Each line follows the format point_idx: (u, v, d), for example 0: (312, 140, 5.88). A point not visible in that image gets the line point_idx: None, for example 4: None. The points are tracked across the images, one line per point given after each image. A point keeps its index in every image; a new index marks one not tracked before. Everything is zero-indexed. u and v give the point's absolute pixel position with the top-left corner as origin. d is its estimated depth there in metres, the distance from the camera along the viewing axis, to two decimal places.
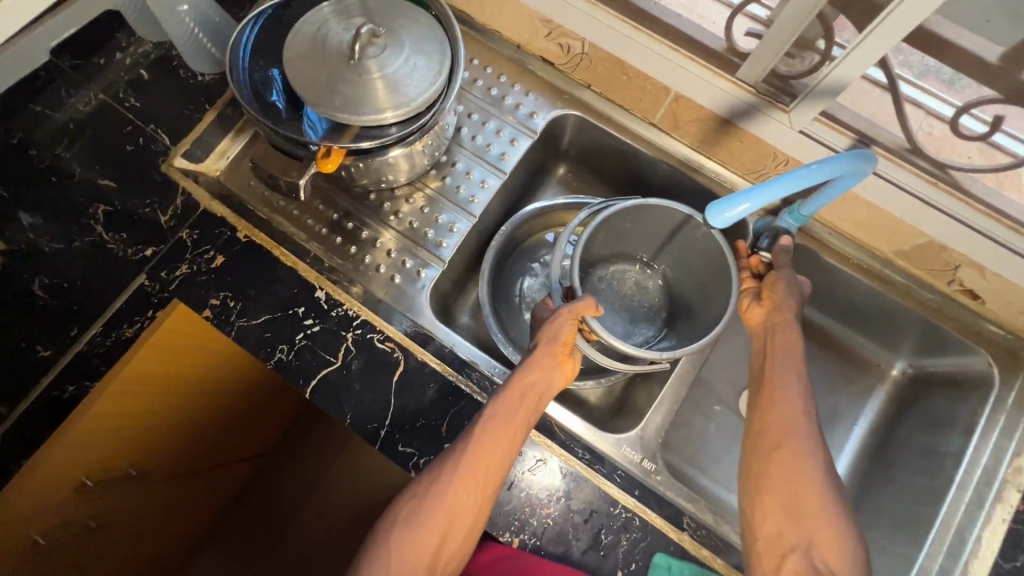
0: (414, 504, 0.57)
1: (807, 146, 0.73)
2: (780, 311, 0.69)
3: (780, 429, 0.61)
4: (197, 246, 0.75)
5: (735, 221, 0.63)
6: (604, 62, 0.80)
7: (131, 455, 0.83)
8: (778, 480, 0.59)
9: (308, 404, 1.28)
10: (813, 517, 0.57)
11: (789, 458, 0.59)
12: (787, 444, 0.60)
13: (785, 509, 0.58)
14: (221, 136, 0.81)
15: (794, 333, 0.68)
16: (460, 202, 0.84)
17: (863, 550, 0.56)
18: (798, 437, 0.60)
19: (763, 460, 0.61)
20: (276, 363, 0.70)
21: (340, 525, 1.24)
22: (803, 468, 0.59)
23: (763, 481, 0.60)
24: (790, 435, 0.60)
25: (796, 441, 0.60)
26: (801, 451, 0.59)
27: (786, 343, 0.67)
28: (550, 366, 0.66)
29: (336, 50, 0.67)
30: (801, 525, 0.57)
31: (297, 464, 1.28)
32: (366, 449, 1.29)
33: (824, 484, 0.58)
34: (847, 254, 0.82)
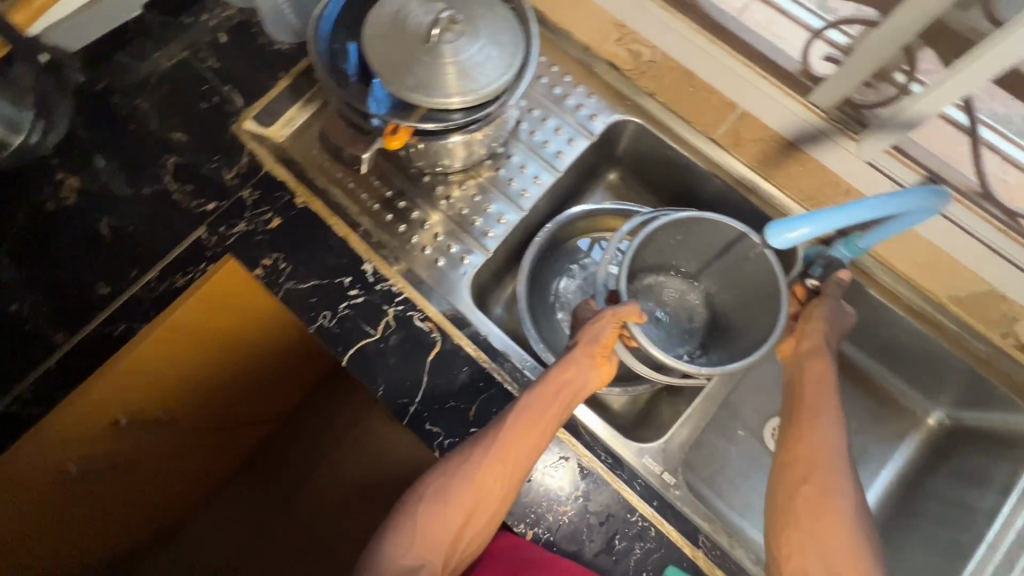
0: (442, 481, 0.58)
1: (871, 177, 0.72)
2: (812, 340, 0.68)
3: (808, 462, 0.58)
4: (257, 206, 0.78)
5: (793, 244, 0.62)
6: (672, 73, 0.83)
7: (164, 399, 0.87)
8: (806, 513, 0.56)
9: (331, 375, 1.31)
10: (841, 558, 0.54)
11: (817, 494, 0.57)
12: (816, 478, 0.58)
13: (810, 547, 0.55)
14: (290, 105, 0.83)
15: (828, 367, 0.66)
16: (511, 194, 0.85)
17: None
18: (829, 472, 0.58)
19: (789, 494, 0.58)
20: (318, 328, 0.72)
21: (347, 498, 1.25)
22: (832, 506, 0.56)
23: (789, 513, 0.57)
24: (820, 470, 0.58)
25: (826, 477, 0.57)
26: (831, 488, 0.57)
27: (819, 378, 0.65)
28: (587, 366, 0.66)
29: (414, 31, 0.69)
30: (826, 566, 0.54)
31: (313, 432, 1.30)
32: (379, 428, 1.30)
33: (855, 522, 0.56)
34: (898, 293, 0.79)
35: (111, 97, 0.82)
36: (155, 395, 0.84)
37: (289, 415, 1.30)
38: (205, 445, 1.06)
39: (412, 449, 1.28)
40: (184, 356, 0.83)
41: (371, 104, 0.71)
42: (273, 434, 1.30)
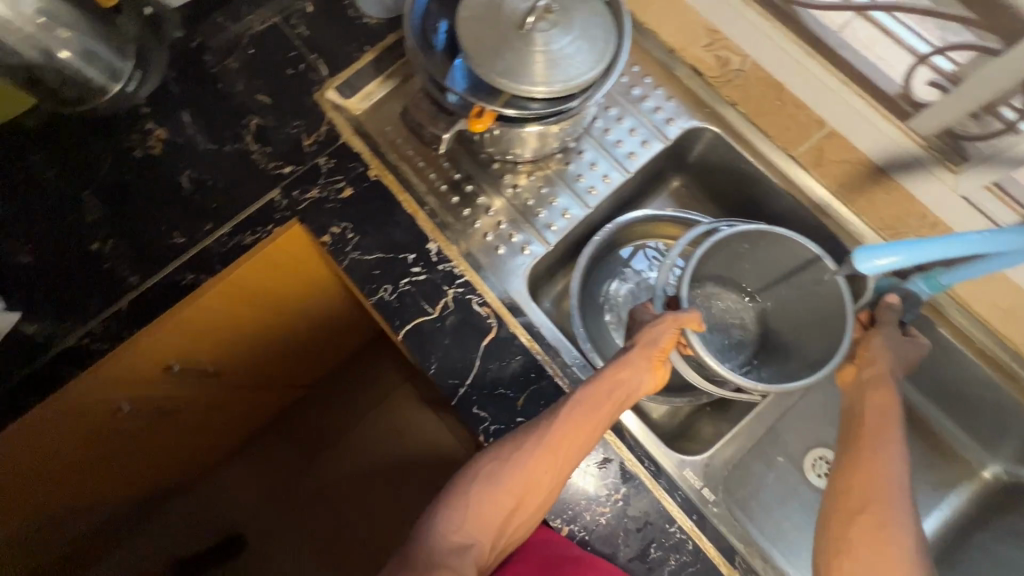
0: (491, 465, 0.58)
1: (964, 214, 0.69)
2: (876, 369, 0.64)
3: (865, 491, 0.54)
4: (331, 174, 0.79)
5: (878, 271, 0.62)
6: (761, 84, 0.80)
7: (217, 352, 0.89)
8: (863, 548, 0.52)
9: (367, 347, 1.33)
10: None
11: (874, 525, 0.53)
12: (872, 508, 0.53)
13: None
14: (371, 79, 0.84)
15: (892, 399, 0.61)
16: (578, 190, 0.85)
17: None
18: (889, 503, 0.53)
19: (842, 523, 0.54)
20: (378, 300, 0.74)
21: (369, 470, 1.29)
22: (891, 540, 0.52)
23: (843, 547, 0.54)
24: (879, 500, 0.54)
25: (885, 509, 0.53)
26: (890, 520, 0.53)
27: (881, 407, 0.61)
28: (643, 369, 0.66)
29: (509, 17, 0.69)
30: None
31: (343, 400, 1.33)
32: (405, 407, 1.32)
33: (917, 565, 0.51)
34: (972, 336, 0.76)
35: (205, 55, 0.85)
36: (209, 347, 0.87)
37: (323, 381, 1.33)
38: (245, 399, 1.09)
39: (434, 431, 1.30)
40: (244, 311, 0.86)
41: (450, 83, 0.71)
42: (305, 398, 1.32)
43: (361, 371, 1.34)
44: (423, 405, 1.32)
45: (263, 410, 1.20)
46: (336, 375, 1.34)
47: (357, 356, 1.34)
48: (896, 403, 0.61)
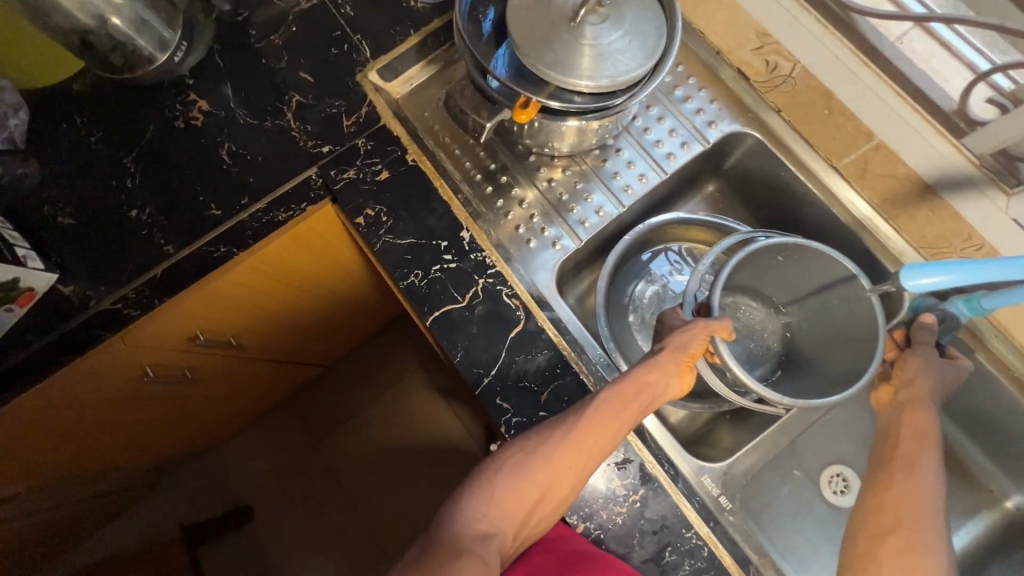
0: (513, 459, 0.58)
1: (1012, 237, 0.65)
2: (914, 391, 0.63)
3: (898, 512, 0.53)
4: (368, 156, 0.79)
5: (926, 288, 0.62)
6: (810, 92, 0.76)
7: (239, 326, 0.91)
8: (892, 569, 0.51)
9: (383, 330, 1.34)
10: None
11: (905, 547, 0.52)
12: (904, 530, 0.52)
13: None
14: (413, 63, 0.84)
15: (930, 419, 0.60)
16: (613, 187, 0.84)
17: None
18: (922, 525, 0.52)
19: (872, 542, 0.53)
20: (408, 285, 0.74)
21: (378, 451, 1.30)
22: (923, 562, 0.51)
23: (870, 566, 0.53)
24: (912, 522, 0.53)
25: (919, 531, 0.52)
26: (923, 542, 0.51)
27: (918, 429, 0.60)
28: (670, 372, 0.65)
29: (560, 8, 0.68)
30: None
31: (357, 381, 1.35)
32: (416, 393, 1.33)
33: None
34: (1008, 363, 0.74)
35: (251, 30, 0.85)
36: (233, 320, 0.88)
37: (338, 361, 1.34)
38: (264, 373, 1.11)
39: (443, 418, 1.31)
40: (271, 286, 0.87)
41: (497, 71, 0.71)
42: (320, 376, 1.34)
43: (376, 354, 1.36)
44: (434, 392, 1.33)
45: (279, 386, 1.22)
46: (350, 355, 1.35)
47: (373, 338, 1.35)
48: (933, 426, 0.60)
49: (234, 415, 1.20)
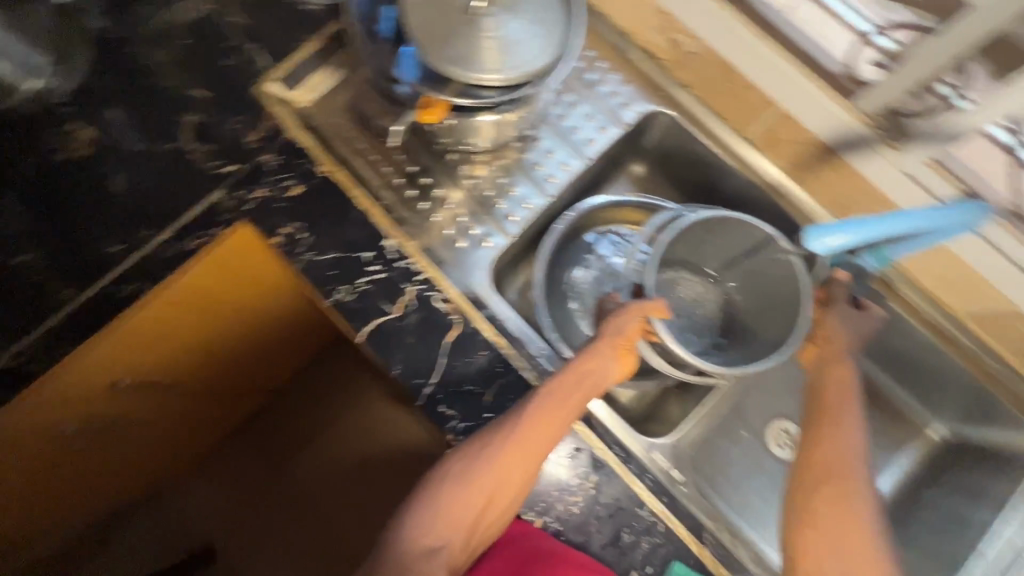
0: (459, 466, 0.58)
1: (907, 189, 0.70)
2: (831, 347, 0.67)
3: (828, 461, 0.56)
4: (278, 172, 0.75)
5: (827, 250, 0.65)
6: (714, 66, 0.78)
7: (163, 364, 0.84)
8: (827, 518, 0.53)
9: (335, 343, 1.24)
10: (859, 558, 0.52)
11: (836, 494, 0.54)
12: (834, 477, 0.55)
13: (827, 547, 0.53)
14: (316, 69, 0.80)
15: (849, 371, 0.64)
16: (537, 178, 0.83)
17: None
18: (849, 471, 0.55)
19: (806, 493, 0.56)
20: (335, 302, 0.71)
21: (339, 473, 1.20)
22: (853, 508, 0.53)
23: (808, 518, 0.54)
24: (840, 470, 0.55)
25: (847, 476, 0.55)
26: (851, 487, 0.55)
27: (838, 380, 0.63)
28: (609, 357, 0.66)
29: (458, 2, 0.66)
30: (842, 566, 0.52)
31: (312, 402, 1.24)
32: (376, 402, 1.21)
33: (876, 529, 0.53)
34: (918, 307, 0.79)
35: (130, 48, 0.79)
36: (153, 359, 0.82)
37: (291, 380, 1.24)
38: (203, 405, 1.03)
39: (408, 425, 1.19)
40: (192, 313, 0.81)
41: (404, 72, 0.67)
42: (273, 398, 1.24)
43: (328, 367, 1.24)
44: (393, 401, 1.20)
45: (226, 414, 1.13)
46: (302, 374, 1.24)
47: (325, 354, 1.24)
48: (851, 376, 0.64)
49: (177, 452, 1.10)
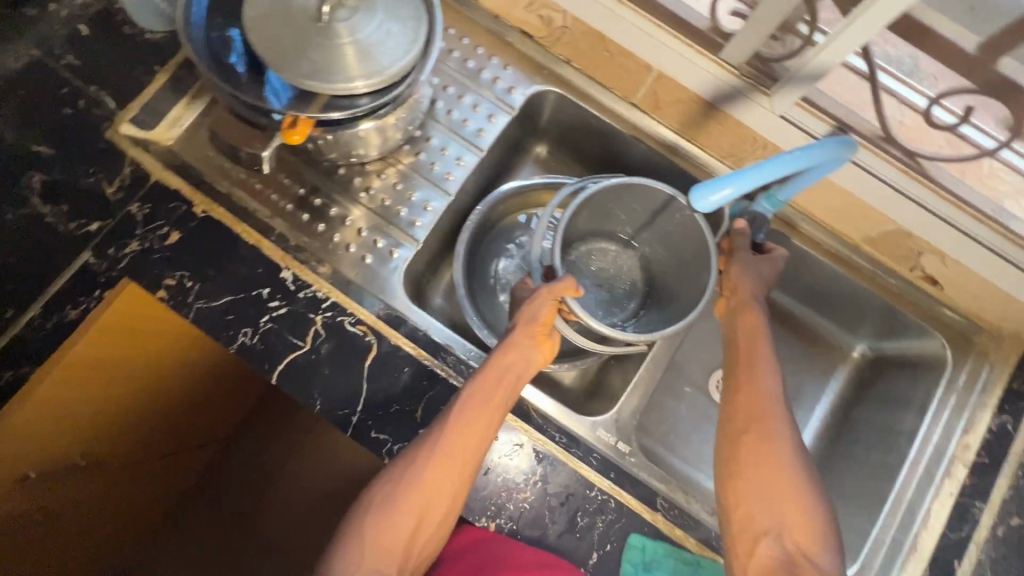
0: (387, 488, 0.55)
1: (785, 131, 0.71)
2: (740, 295, 0.69)
3: (747, 410, 0.59)
4: (149, 221, 0.69)
5: (717, 208, 0.63)
6: (586, 37, 0.77)
7: (83, 445, 0.76)
8: (750, 461, 0.56)
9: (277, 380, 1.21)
10: (786, 497, 0.53)
11: (758, 439, 0.57)
12: (755, 424, 0.57)
13: (755, 492, 0.54)
14: (173, 102, 0.74)
15: (758, 317, 0.67)
16: (435, 179, 0.81)
17: (836, 536, 0.52)
18: (768, 416, 0.58)
19: (731, 444, 0.58)
20: (239, 347, 0.67)
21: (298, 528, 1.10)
22: (775, 449, 0.56)
23: (735, 466, 0.57)
24: (759, 416, 0.58)
25: (766, 420, 0.57)
26: (771, 430, 0.57)
27: (750, 329, 0.67)
28: (527, 346, 0.65)
29: (302, 10, 0.62)
30: (771, 508, 0.53)
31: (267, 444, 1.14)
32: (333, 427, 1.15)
33: (797, 463, 0.55)
34: (819, 241, 0.84)
35: None
36: (71, 441, 0.73)
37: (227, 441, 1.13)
38: (145, 482, 0.94)
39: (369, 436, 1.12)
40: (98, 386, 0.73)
41: (270, 97, 0.64)
42: (210, 466, 1.12)
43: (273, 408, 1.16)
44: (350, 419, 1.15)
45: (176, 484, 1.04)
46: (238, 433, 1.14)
47: (258, 405, 1.15)
48: (762, 323, 0.67)
49: (139, 525, 0.99)
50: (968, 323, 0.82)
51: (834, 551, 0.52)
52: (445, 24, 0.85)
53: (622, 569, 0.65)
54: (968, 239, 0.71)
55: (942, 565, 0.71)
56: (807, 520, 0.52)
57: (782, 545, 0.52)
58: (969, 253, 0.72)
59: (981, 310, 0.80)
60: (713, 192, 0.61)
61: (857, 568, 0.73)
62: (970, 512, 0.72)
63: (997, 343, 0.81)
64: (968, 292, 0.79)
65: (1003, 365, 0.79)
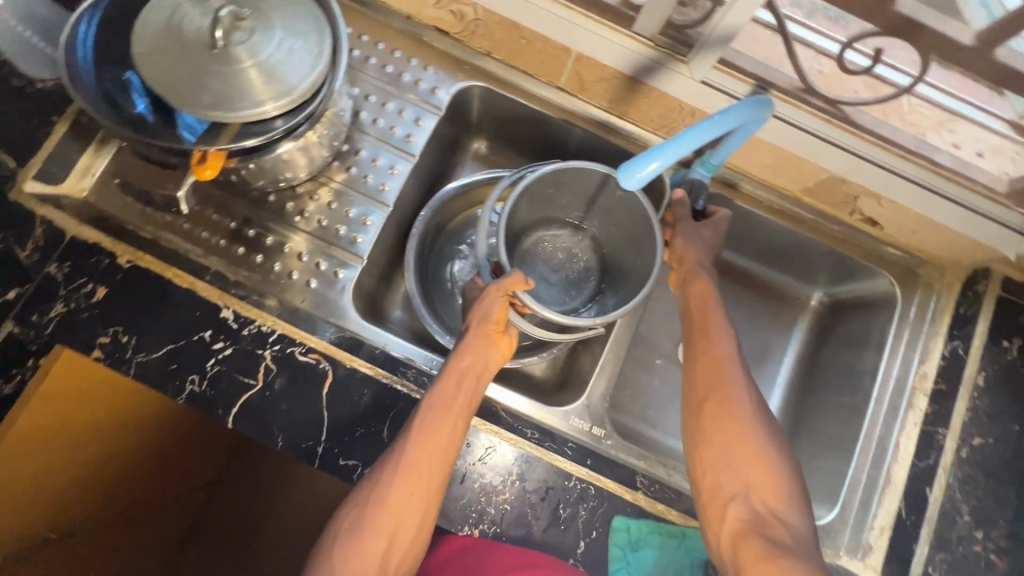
0: (355, 513, 0.53)
1: (707, 95, 0.71)
2: (688, 264, 0.70)
3: (707, 378, 0.59)
4: (72, 280, 0.66)
5: (646, 183, 0.62)
6: (501, 27, 0.76)
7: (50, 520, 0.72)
8: (713, 430, 0.56)
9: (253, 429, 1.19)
10: (750, 459, 0.54)
11: (719, 406, 0.57)
12: (715, 392, 0.58)
13: (721, 458, 0.55)
14: (80, 152, 0.71)
15: (709, 285, 0.68)
16: (370, 192, 0.79)
17: (802, 491, 0.53)
18: (726, 382, 0.58)
19: (695, 414, 0.58)
20: (188, 396, 0.64)
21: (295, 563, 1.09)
22: (735, 413, 0.56)
23: (699, 435, 0.57)
24: (718, 383, 0.58)
25: (724, 387, 0.58)
26: (731, 396, 0.58)
27: (702, 297, 0.67)
28: (483, 347, 0.65)
29: (195, 38, 0.59)
30: (737, 472, 0.54)
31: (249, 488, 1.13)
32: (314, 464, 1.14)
33: (757, 425, 0.56)
34: (762, 199, 0.85)
35: None
36: (36, 518, 0.69)
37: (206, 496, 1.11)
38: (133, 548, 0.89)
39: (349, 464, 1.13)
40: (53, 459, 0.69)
41: (184, 134, 0.61)
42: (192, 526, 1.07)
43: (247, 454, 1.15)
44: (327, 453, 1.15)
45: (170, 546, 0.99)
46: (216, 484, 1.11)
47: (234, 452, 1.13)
48: (713, 290, 0.67)
49: None
50: (912, 257, 0.84)
51: (801, 505, 0.53)
52: (358, 31, 0.83)
53: (610, 553, 0.65)
54: (897, 178, 0.72)
55: (916, 494, 0.73)
56: (772, 478, 0.53)
57: (750, 506, 0.52)
58: (900, 192, 0.74)
59: (922, 243, 0.82)
60: (639, 167, 0.60)
61: (837, 511, 0.75)
62: (935, 438, 0.75)
63: (940, 273, 0.83)
64: (906, 227, 0.80)
65: (949, 292, 0.82)
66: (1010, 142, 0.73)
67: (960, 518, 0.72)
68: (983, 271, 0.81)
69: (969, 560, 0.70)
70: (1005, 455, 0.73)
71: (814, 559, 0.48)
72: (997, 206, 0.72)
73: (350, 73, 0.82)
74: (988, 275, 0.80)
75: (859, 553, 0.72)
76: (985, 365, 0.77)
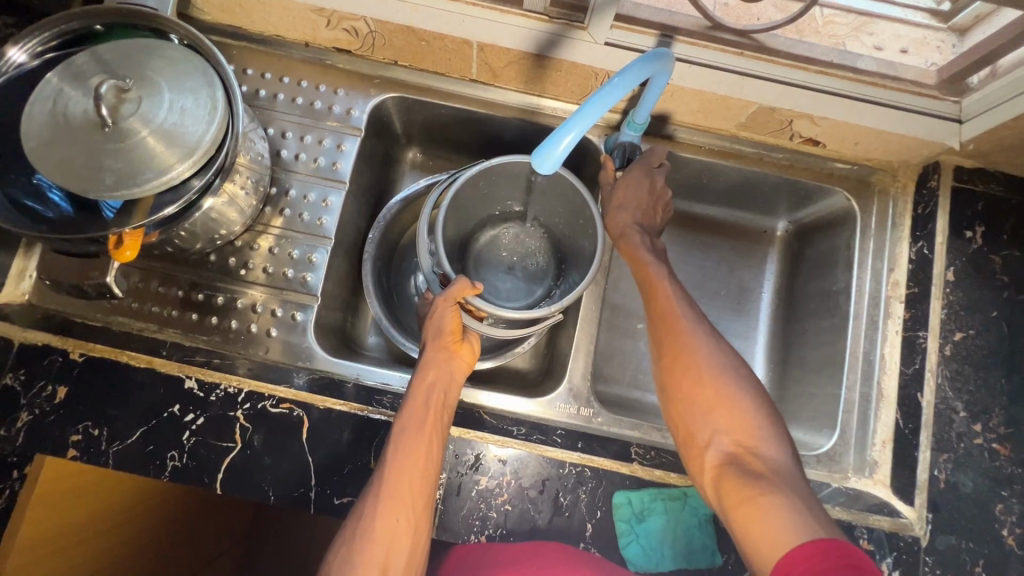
0: (348, 547, 0.54)
1: (615, 56, 0.69)
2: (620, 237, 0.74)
3: (665, 338, 0.64)
4: (30, 386, 0.66)
5: (562, 162, 0.62)
6: (397, 34, 0.73)
7: None
8: (679, 385, 0.61)
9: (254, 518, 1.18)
10: (716, 406, 0.58)
11: (680, 362, 0.62)
12: (674, 348, 0.63)
13: (692, 411, 0.59)
14: (9, 257, 0.70)
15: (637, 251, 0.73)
16: (309, 229, 0.78)
17: (771, 422, 0.57)
18: (682, 337, 0.63)
19: (662, 374, 0.63)
20: (171, 472, 0.64)
21: None
22: (695, 363, 0.61)
23: (669, 391, 0.62)
24: (676, 340, 0.63)
25: (680, 342, 0.62)
26: (689, 349, 0.62)
27: (636, 262, 0.72)
28: (446, 355, 0.67)
29: (83, 121, 0.57)
30: (708, 420, 0.58)
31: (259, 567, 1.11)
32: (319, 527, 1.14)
33: (719, 370, 0.60)
34: (698, 143, 0.84)
35: None
36: None
37: None
38: None
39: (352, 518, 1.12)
40: (63, 556, 0.72)
41: (106, 211, 0.61)
42: None
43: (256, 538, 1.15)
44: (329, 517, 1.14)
45: None
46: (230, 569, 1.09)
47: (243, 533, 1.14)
48: (653, 265, 0.70)
49: None
50: (863, 168, 0.83)
51: (774, 437, 0.56)
52: (260, 70, 0.81)
53: (618, 528, 0.66)
54: (825, 95, 0.69)
55: (910, 403, 0.73)
56: (741, 419, 0.57)
57: (725, 448, 0.56)
58: (834, 109, 0.72)
59: (868, 152, 0.80)
60: (551, 150, 0.60)
61: (837, 436, 0.76)
62: (917, 343, 0.74)
63: (893, 176, 0.83)
64: (849, 140, 0.78)
65: (904, 194, 0.81)
66: (931, 32, 0.71)
67: (957, 415, 0.71)
68: (934, 165, 0.79)
69: (972, 455, 0.70)
70: (988, 344, 0.73)
71: (789, 483, 0.51)
72: (930, 100, 0.70)
73: (262, 113, 0.80)
74: (939, 167, 0.79)
75: (867, 471, 0.74)
76: (954, 260, 0.75)
